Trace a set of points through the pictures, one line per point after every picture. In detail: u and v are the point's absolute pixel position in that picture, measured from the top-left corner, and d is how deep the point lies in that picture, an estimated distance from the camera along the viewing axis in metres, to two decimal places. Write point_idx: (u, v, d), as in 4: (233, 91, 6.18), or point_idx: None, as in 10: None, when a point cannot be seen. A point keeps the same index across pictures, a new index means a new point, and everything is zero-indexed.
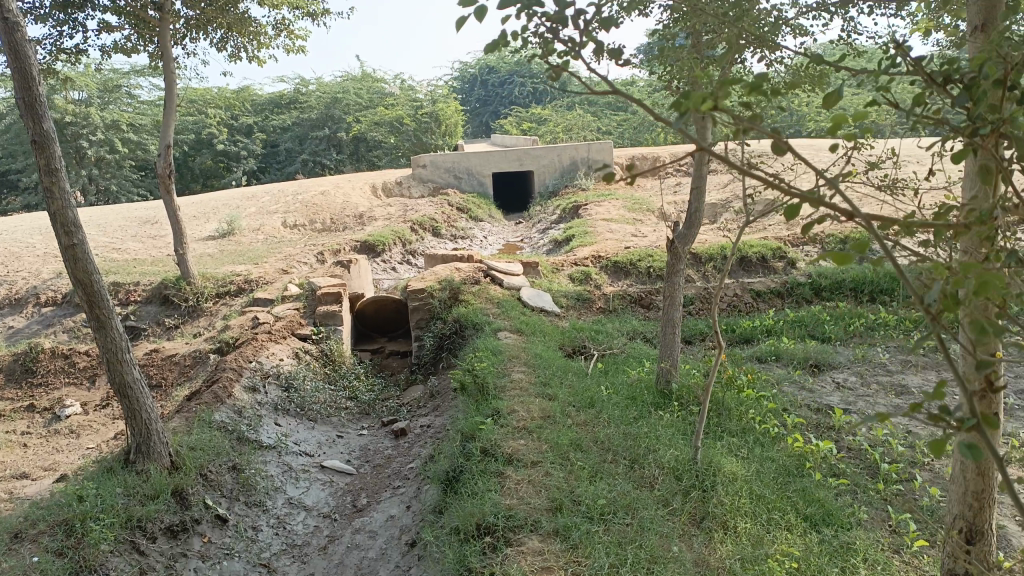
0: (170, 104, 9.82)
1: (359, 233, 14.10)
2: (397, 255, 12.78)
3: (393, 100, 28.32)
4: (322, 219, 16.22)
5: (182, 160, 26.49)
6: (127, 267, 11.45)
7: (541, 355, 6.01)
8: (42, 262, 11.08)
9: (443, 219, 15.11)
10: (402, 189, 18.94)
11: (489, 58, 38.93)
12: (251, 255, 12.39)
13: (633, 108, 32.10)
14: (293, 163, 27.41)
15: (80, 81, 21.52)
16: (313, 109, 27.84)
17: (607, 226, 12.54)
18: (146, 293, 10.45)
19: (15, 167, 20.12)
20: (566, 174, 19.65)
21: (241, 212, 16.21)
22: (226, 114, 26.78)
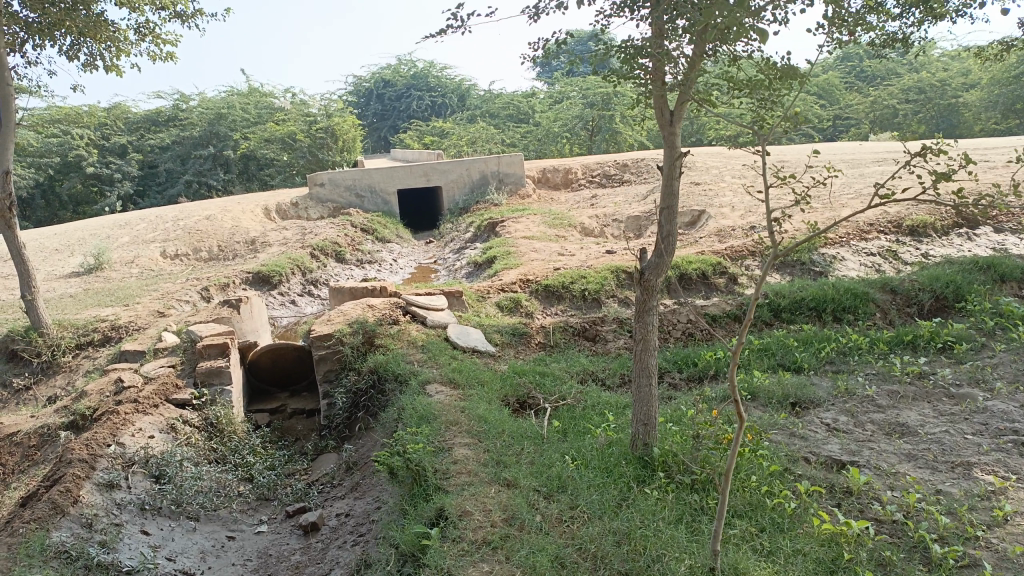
0: (3, 125, 8.04)
1: (252, 262, 12.53)
2: (297, 286, 11.33)
3: (283, 115, 26.48)
4: (208, 247, 14.48)
5: (46, 186, 23.77)
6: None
7: (484, 415, 4.89)
8: None
9: (347, 242, 13.72)
10: (299, 210, 17.38)
11: (384, 71, 37.45)
12: (122, 294, 10.65)
13: (536, 119, 31.44)
14: (175, 185, 25.10)
15: None
16: (195, 127, 25.65)
17: (529, 245, 11.54)
18: None
19: None
20: (476, 188, 18.58)
21: (112, 243, 14.25)
22: (94, 133, 24.22)
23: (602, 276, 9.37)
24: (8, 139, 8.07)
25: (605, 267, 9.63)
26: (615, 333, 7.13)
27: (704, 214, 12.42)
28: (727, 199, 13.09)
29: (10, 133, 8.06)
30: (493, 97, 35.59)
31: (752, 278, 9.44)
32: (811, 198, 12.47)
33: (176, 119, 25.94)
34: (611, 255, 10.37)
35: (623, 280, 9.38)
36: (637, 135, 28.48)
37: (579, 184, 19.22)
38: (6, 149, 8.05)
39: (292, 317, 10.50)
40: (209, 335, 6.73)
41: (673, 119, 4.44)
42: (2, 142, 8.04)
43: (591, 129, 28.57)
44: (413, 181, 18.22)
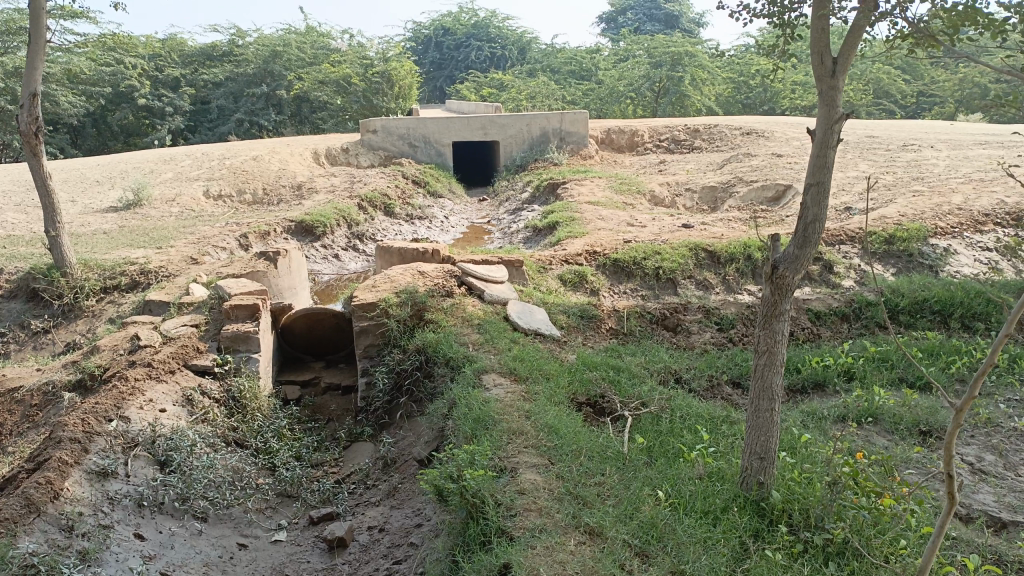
0: (32, 42, 7.27)
1: (297, 210, 11.79)
2: (342, 239, 10.54)
3: (339, 56, 25.58)
4: (253, 190, 13.79)
5: (98, 116, 23.41)
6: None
7: (553, 423, 4.00)
8: None
9: (398, 195, 12.87)
10: (349, 157, 16.58)
11: (445, 18, 36.12)
12: (157, 234, 10.00)
13: (599, 77, 29.99)
14: (226, 123, 24.52)
15: None
16: (249, 64, 24.91)
17: (595, 211, 10.54)
18: (9, 285, 8.00)
19: None
20: (536, 146, 17.49)
21: (154, 178, 13.65)
22: (148, 64, 23.66)
23: (679, 253, 8.36)
24: (37, 58, 7.31)
25: (681, 243, 8.61)
26: (700, 324, 6.14)
27: (790, 191, 11.22)
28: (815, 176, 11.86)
29: (40, 51, 7.30)
30: (555, 51, 34.08)
31: (851, 268, 8.32)
32: (912, 179, 11.17)
33: (230, 54, 25.20)
34: (688, 229, 9.31)
35: (703, 259, 8.35)
36: (706, 99, 26.91)
37: (645, 148, 18.02)
38: (34, 69, 7.30)
39: (335, 273, 9.75)
40: (239, 293, 5.93)
41: (836, 69, 3.41)
42: (30, 62, 7.29)
43: (657, 90, 27.07)
44: (470, 134, 17.22)
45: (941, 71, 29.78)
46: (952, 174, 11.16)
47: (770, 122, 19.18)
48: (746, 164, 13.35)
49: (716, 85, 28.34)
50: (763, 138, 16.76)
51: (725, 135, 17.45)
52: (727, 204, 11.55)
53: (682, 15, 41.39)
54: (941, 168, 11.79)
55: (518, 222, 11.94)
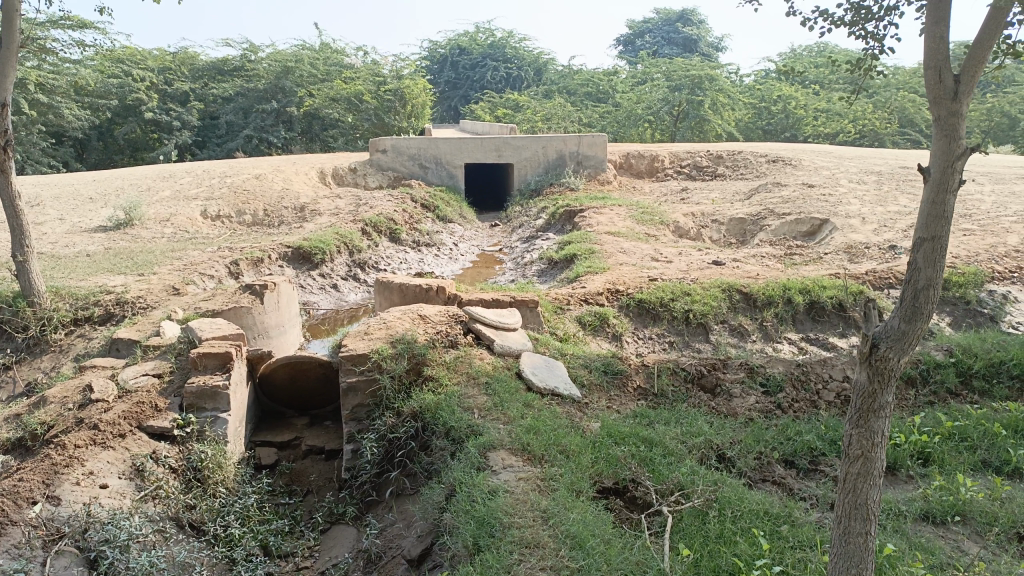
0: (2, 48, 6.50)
1: (296, 234, 11.07)
2: (342, 266, 9.79)
3: (351, 73, 25.03)
4: (253, 211, 13.11)
5: (104, 129, 22.94)
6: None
7: (577, 531, 3.20)
8: None
9: (405, 219, 12.13)
10: (356, 177, 15.94)
11: (461, 38, 35.63)
12: (143, 258, 9.30)
13: (616, 99, 29.32)
14: (234, 139, 23.98)
15: None
16: (260, 79, 24.38)
17: (615, 243, 9.76)
18: None
19: None
20: (552, 169, 16.75)
21: (150, 196, 13.00)
22: (157, 77, 23.21)
23: (711, 293, 7.55)
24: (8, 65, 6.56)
25: (713, 282, 7.80)
26: (743, 385, 5.29)
27: (826, 225, 10.42)
28: (852, 209, 11.03)
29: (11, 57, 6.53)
30: (572, 73, 33.46)
31: None
32: (961, 215, 10.31)
33: (242, 68, 24.67)
34: (718, 267, 8.51)
35: (738, 301, 7.53)
36: (727, 125, 26.17)
37: (665, 174, 17.25)
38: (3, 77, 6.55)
39: (332, 305, 9.00)
40: (211, 338, 5.13)
41: (959, 89, 2.59)
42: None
43: (676, 114, 26.35)
44: (483, 156, 16.50)
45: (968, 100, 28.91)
46: (1006, 210, 10.28)
47: (796, 150, 18.39)
48: (776, 194, 12.55)
49: (737, 110, 27.60)
50: (790, 167, 15.97)
51: (750, 163, 16.68)
52: (756, 237, 10.75)
53: (701, 39, 40.78)
54: (991, 203, 10.93)
55: (532, 252, 11.18)
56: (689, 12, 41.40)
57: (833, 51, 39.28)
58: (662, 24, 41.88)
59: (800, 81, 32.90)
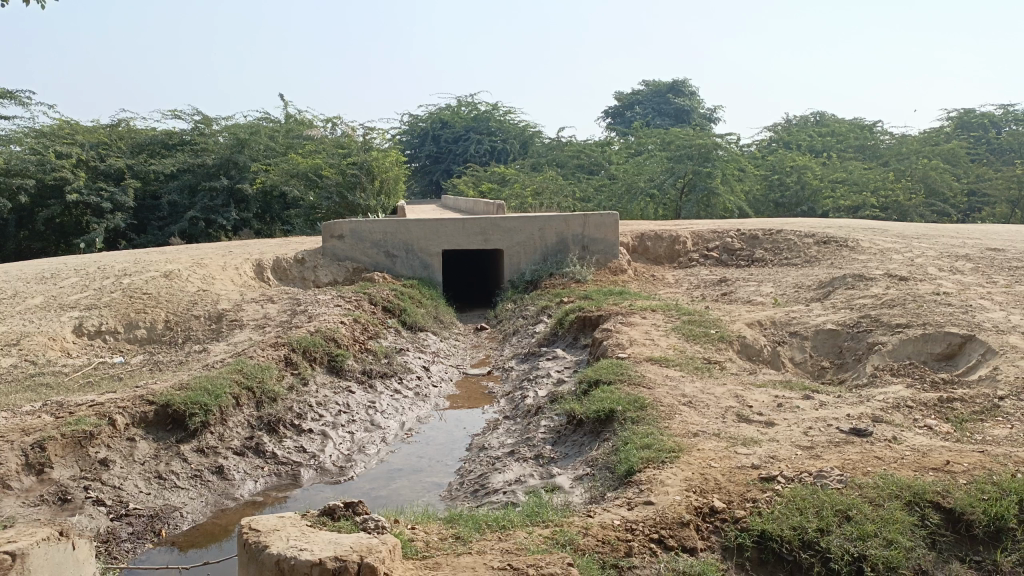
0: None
1: (190, 367, 7.51)
2: (240, 429, 6.17)
3: (313, 145, 21.91)
4: (150, 325, 9.60)
5: (23, 213, 19.47)
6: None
7: None
8: None
9: (355, 335, 8.63)
10: (304, 270, 12.57)
11: (442, 110, 32.80)
12: None
13: (610, 171, 26.40)
14: (177, 222, 20.52)
15: None
16: (210, 154, 21.14)
17: (670, 384, 6.24)
18: None
19: None
20: (551, 256, 13.38)
21: (9, 309, 9.45)
22: (86, 152, 19.85)
23: (889, 516, 4.03)
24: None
25: (882, 484, 4.29)
26: None
27: (972, 343, 7.09)
28: (994, 318, 7.65)
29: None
30: (561, 145, 30.63)
31: None
32: None
33: (191, 142, 21.42)
34: (863, 440, 5.03)
35: (939, 525, 4.08)
36: (739, 200, 23.23)
37: (690, 259, 13.93)
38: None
39: (208, 512, 5.37)
40: None
41: None
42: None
43: (682, 187, 23.38)
44: (465, 240, 13.14)
45: (989, 169, 26.43)
46: None
47: (840, 227, 15.29)
48: (863, 292, 9.20)
49: (748, 182, 24.67)
50: (848, 250, 12.74)
51: (795, 245, 13.48)
52: (867, 362, 7.32)
53: (693, 111, 38.54)
54: None
55: (535, 386, 7.62)
56: (680, 83, 39.37)
57: (833, 119, 37.05)
58: (653, 95, 39.66)
59: (807, 150, 30.32)
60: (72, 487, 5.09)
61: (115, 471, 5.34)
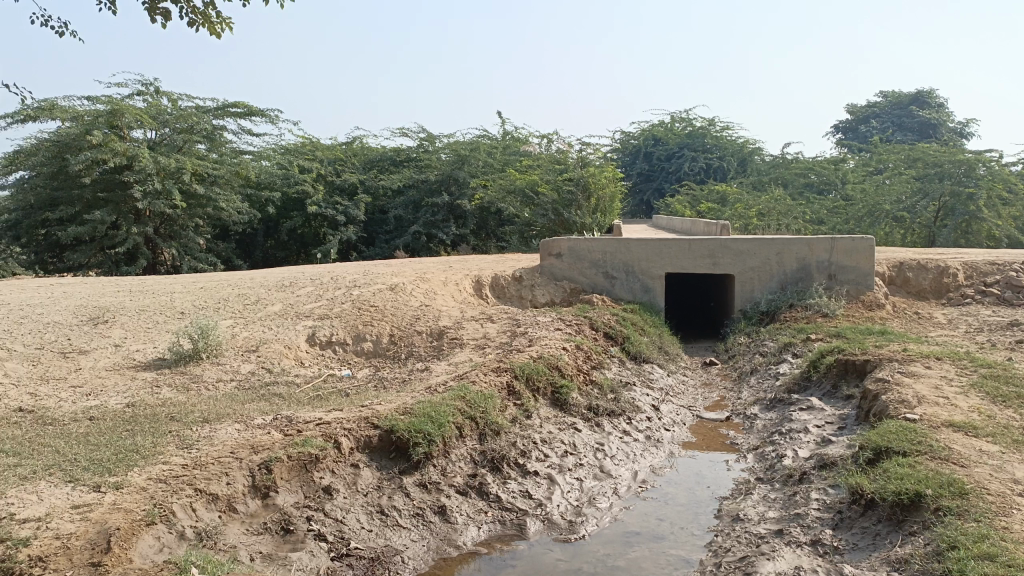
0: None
1: (412, 388, 7.21)
2: (464, 464, 5.67)
3: (531, 161, 21.74)
4: (376, 338, 9.62)
5: (272, 224, 21.27)
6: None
7: None
8: None
9: (578, 365, 7.95)
10: (522, 288, 12.17)
11: (656, 127, 31.81)
12: (152, 430, 5.82)
13: (844, 191, 23.84)
14: (401, 236, 21.33)
15: (144, 119, 15.96)
16: (433, 172, 21.78)
17: (992, 465, 4.82)
18: None
19: (58, 218, 15.71)
20: (790, 285, 11.92)
21: (252, 316, 9.90)
22: (326, 168, 21.26)
23: None
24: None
25: None
26: None
27: None
28: None
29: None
30: (786, 162, 28.35)
31: None
32: None
33: (417, 159, 22.35)
34: None
35: None
36: (1011, 227, 19.82)
37: (963, 295, 11.76)
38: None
39: (430, 559, 4.87)
40: None
41: None
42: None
43: (936, 211, 20.43)
44: (692, 263, 12.08)
45: None
46: None
47: None
48: None
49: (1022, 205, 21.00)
50: None
51: None
52: None
53: (944, 124, 34.07)
54: None
55: (792, 444, 6.46)
56: (925, 94, 35.19)
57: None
58: (891, 108, 35.78)
59: None
60: (295, 516, 4.80)
61: (338, 502, 5.01)
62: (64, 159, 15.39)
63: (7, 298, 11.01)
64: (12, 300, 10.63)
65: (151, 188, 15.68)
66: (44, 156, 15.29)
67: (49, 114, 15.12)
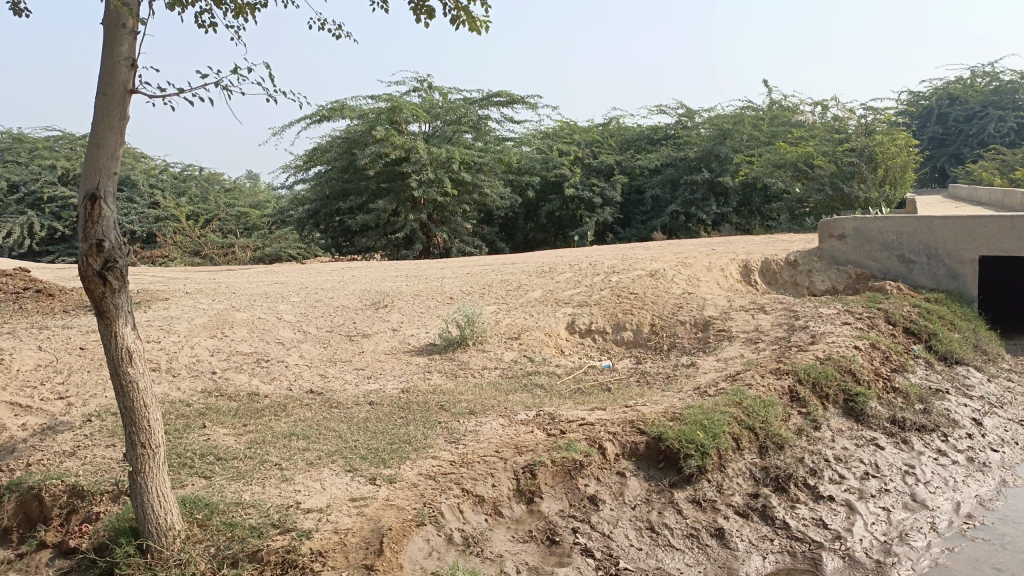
0: (100, 92, 3.64)
1: (678, 387, 6.67)
2: (744, 479, 5.21)
3: (803, 130, 19.68)
4: (637, 327, 9.19)
5: (532, 208, 21.78)
6: (173, 431, 5.93)
7: None
8: (90, 423, 6.10)
9: (873, 367, 6.85)
10: (797, 274, 10.93)
11: (953, 84, 27.46)
12: (424, 420, 5.97)
13: None
14: (659, 217, 20.61)
15: (419, 112, 17.01)
16: (693, 148, 20.69)
17: None
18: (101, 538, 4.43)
19: (347, 207, 17.42)
20: None
21: (514, 302, 10.00)
22: (583, 150, 21.21)
23: None
24: (110, 123, 3.64)
25: None
26: None
27: None
28: None
29: (118, 101, 3.65)
30: None
31: None
32: None
33: (675, 136, 21.48)
34: None
35: None
36: None
37: None
38: (101, 146, 3.63)
39: None
40: None
41: None
42: (92, 136, 3.64)
43: None
44: (1017, 244, 10.11)
45: None
46: None
47: None
48: None
49: None
50: None
51: None
52: None
53: None
54: None
55: None
56: None
57: None
58: None
59: None
60: (561, 527, 4.58)
61: (605, 514, 4.72)
62: (352, 153, 16.96)
63: (307, 281, 12.33)
64: (311, 284, 11.89)
65: (424, 177, 16.73)
66: (336, 152, 17.00)
67: (340, 113, 16.73)
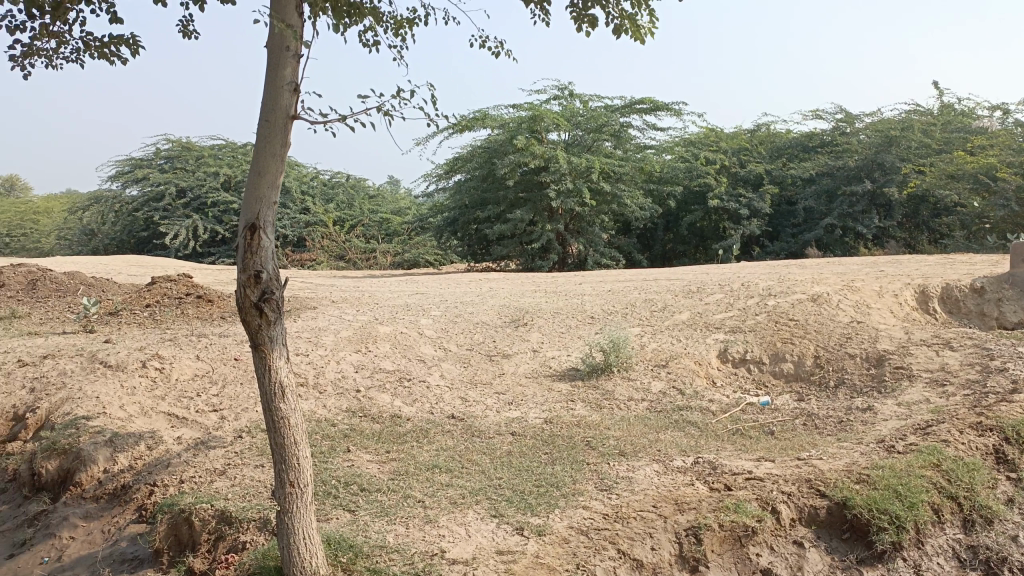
0: (264, 117, 3.48)
1: (856, 437, 5.92)
2: (946, 560, 4.63)
3: (984, 137, 17.63)
4: (798, 358, 8.38)
5: (673, 219, 20.94)
6: (318, 455, 5.87)
7: None
8: (240, 441, 6.17)
9: None
10: (985, 302, 9.73)
11: None
12: (571, 460, 5.58)
13: None
14: (811, 230, 19.18)
15: (561, 121, 16.72)
16: (853, 155, 18.90)
17: None
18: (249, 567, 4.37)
19: (486, 216, 17.40)
20: None
21: (661, 324, 9.43)
22: (729, 159, 20.14)
23: None
24: (273, 149, 3.48)
25: None
26: None
27: None
28: None
29: (281, 128, 3.48)
30: None
31: None
32: None
33: (832, 143, 19.96)
34: None
35: None
36: None
37: None
38: (264, 173, 3.48)
39: None
40: None
41: None
42: (256, 163, 3.49)
43: None
44: None
45: None
46: None
47: None
48: None
49: None
50: None
51: None
52: None
53: None
54: None
55: None
56: None
57: None
58: None
59: None
60: None
61: None
62: (492, 162, 16.92)
63: (446, 293, 12.28)
64: (450, 296, 11.82)
65: (563, 188, 16.41)
66: (476, 161, 17.02)
67: (482, 123, 16.72)
